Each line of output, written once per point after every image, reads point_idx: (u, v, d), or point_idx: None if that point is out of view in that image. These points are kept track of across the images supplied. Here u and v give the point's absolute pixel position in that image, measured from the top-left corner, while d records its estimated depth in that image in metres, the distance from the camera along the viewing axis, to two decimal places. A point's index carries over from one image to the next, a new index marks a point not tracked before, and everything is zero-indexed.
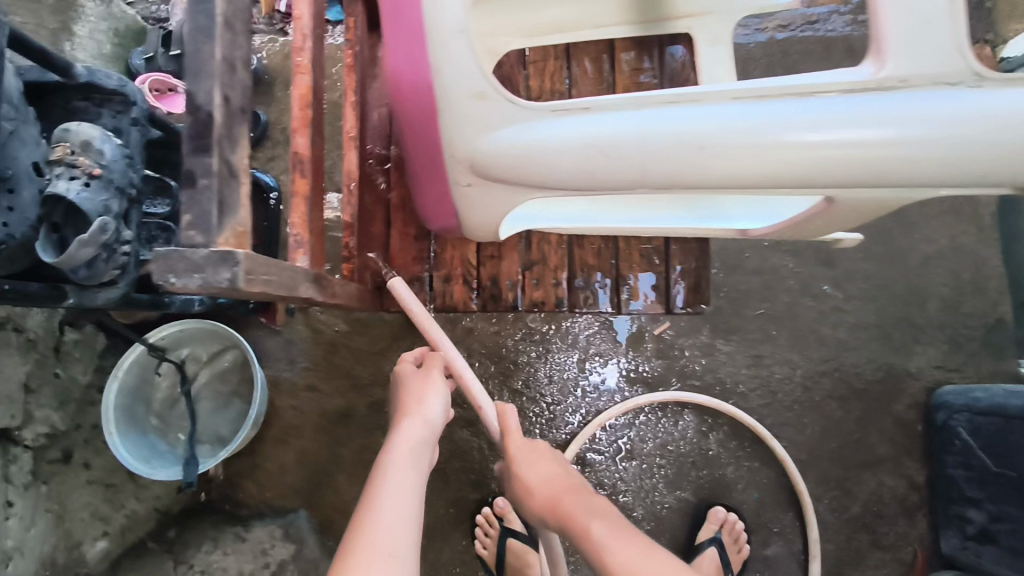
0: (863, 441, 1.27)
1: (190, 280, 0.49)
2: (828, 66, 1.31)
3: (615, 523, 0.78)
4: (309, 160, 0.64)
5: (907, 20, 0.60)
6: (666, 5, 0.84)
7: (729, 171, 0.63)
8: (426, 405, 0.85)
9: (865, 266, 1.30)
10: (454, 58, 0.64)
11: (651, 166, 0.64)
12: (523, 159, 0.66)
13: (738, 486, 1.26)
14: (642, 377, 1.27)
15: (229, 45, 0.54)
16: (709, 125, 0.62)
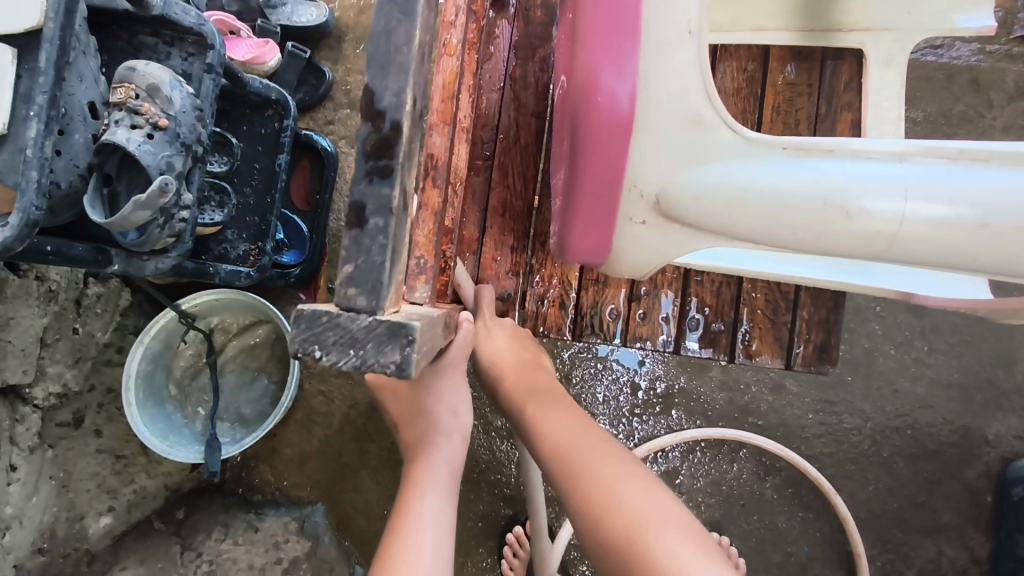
0: (928, 505, 1.18)
1: (344, 359, 0.39)
2: (948, 97, 1.23)
3: (565, 408, 0.63)
4: (444, 166, 0.52)
5: None
6: (838, 13, 0.73)
7: (1009, 257, 0.50)
8: (456, 414, 0.68)
9: (956, 319, 1.20)
10: (671, 64, 0.57)
11: (907, 239, 0.51)
12: (737, 203, 0.55)
13: (789, 537, 1.17)
14: (702, 409, 1.18)
15: (424, 25, 0.43)
16: (994, 193, 0.49)
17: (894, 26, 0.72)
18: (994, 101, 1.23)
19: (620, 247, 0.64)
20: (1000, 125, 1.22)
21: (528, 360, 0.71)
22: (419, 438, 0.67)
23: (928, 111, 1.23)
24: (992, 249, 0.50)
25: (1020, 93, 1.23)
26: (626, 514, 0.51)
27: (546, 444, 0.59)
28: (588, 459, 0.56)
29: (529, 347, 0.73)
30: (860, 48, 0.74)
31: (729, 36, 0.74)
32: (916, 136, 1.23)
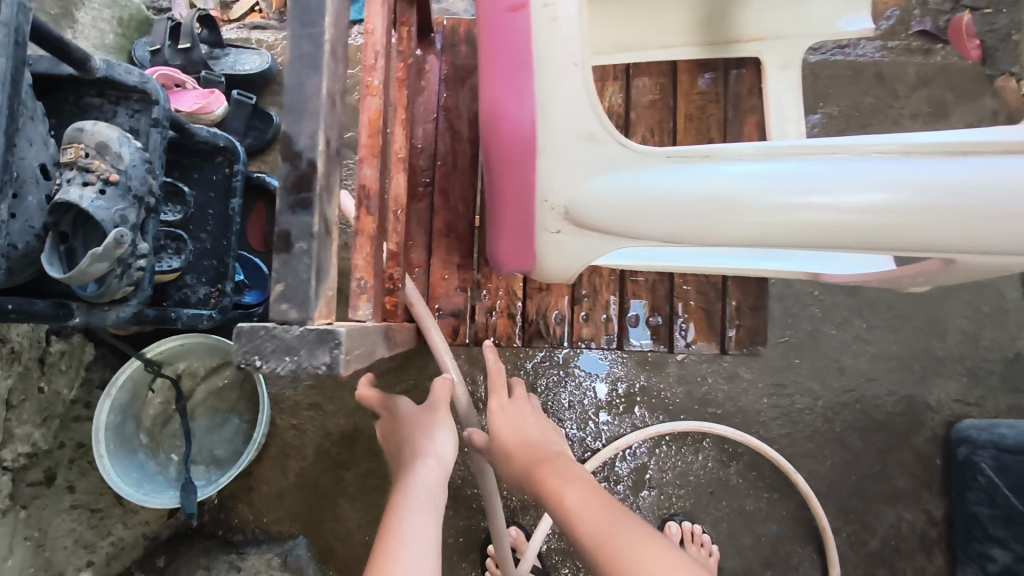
0: (883, 474, 1.25)
1: (282, 364, 0.44)
2: (858, 92, 1.35)
3: (577, 479, 0.69)
4: (377, 196, 0.57)
5: None
6: (735, 26, 0.80)
7: (866, 233, 0.57)
8: (434, 441, 0.74)
9: (887, 295, 1.29)
10: (564, 92, 0.60)
11: (775, 226, 0.58)
12: (633, 210, 0.61)
13: (758, 519, 1.22)
14: (664, 404, 1.24)
15: (332, 77, 0.48)
16: (845, 180, 0.56)
17: (786, 34, 0.80)
18: (899, 93, 1.35)
19: (541, 253, 0.70)
20: (908, 114, 1.34)
21: (538, 439, 0.78)
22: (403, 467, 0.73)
23: (842, 105, 1.34)
24: (847, 222, 0.57)
25: (921, 83, 1.35)
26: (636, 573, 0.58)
27: (564, 516, 0.66)
28: (602, 525, 0.63)
29: (539, 431, 0.80)
30: (757, 56, 0.81)
31: (638, 54, 0.81)
32: (833, 129, 1.34)
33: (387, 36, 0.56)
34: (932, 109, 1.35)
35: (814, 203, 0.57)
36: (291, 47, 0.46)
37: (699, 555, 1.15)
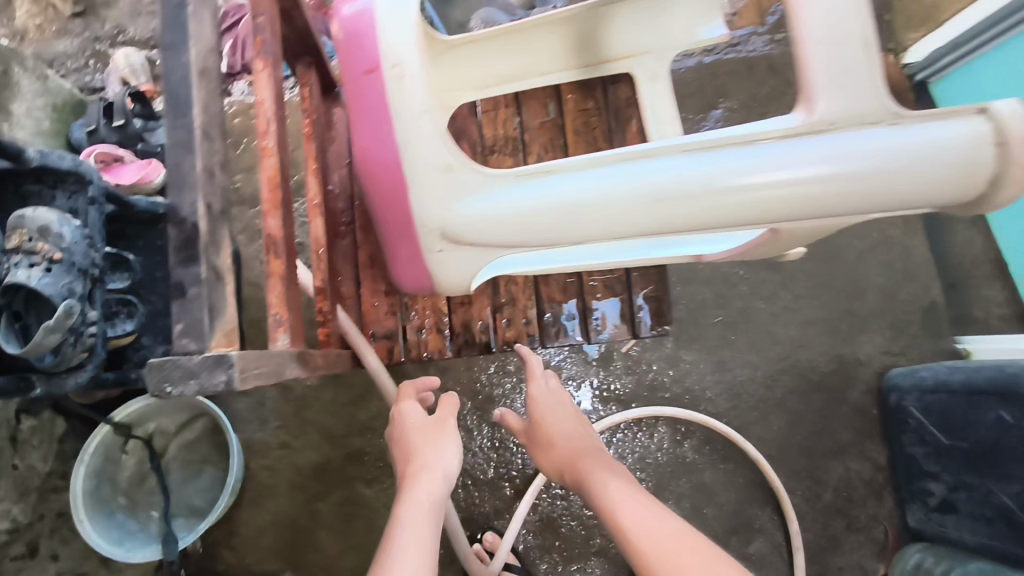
0: (826, 430, 1.35)
1: (188, 387, 0.50)
2: (754, 83, 1.46)
3: (614, 471, 0.80)
4: (284, 242, 0.64)
5: (829, 67, 0.62)
6: (605, 47, 0.86)
7: (687, 218, 0.65)
8: (441, 455, 0.80)
9: (807, 265, 1.39)
10: (418, 133, 0.66)
11: (611, 224, 0.66)
12: (493, 226, 0.68)
13: (718, 490, 1.30)
14: (615, 395, 1.32)
15: (205, 153, 0.58)
16: (662, 178, 0.64)
17: (651, 49, 0.87)
18: (792, 79, 1.46)
19: (436, 274, 0.76)
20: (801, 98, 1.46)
21: (578, 435, 0.90)
22: (408, 480, 0.78)
23: (741, 98, 1.45)
24: (673, 212, 0.65)
25: None
26: (652, 545, 0.67)
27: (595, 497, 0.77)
28: (627, 506, 0.73)
29: (578, 427, 0.91)
30: (629, 71, 0.88)
31: (522, 84, 0.87)
32: (737, 121, 1.44)
33: (275, 103, 0.65)
34: None
35: (641, 200, 0.65)
36: (169, 135, 0.56)
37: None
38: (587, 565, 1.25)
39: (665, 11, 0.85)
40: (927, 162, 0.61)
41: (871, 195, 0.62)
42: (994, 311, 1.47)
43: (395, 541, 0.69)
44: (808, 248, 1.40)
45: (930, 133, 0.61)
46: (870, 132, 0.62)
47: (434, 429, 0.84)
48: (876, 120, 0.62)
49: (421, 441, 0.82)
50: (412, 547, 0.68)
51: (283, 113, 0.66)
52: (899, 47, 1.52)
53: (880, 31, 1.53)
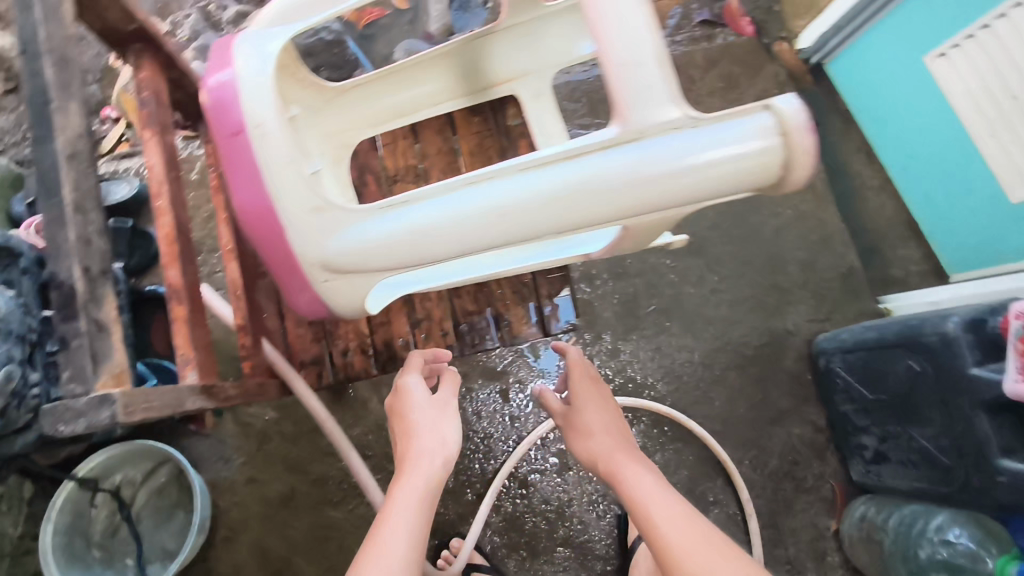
0: (766, 400, 1.42)
1: (80, 425, 0.65)
2: None
3: (642, 468, 0.88)
4: (185, 290, 0.87)
5: (631, 83, 0.67)
6: (487, 73, 0.93)
7: (527, 230, 0.72)
8: (445, 437, 0.90)
9: (730, 247, 1.47)
10: (285, 184, 0.76)
11: (462, 242, 0.73)
12: (362, 254, 0.77)
13: (669, 469, 1.38)
14: None
15: (78, 225, 0.75)
16: (498, 197, 0.71)
17: (531, 70, 0.94)
18: (694, 77, 1.57)
19: (333, 301, 0.85)
20: (705, 92, 1.56)
21: (612, 429, 0.99)
22: (410, 458, 0.87)
23: None
24: (515, 225, 0.71)
25: (710, 65, 1.58)
26: (677, 538, 0.75)
27: (629, 494, 0.85)
28: (656, 501, 0.81)
29: (612, 422, 1.01)
30: (513, 92, 0.96)
31: (414, 116, 0.95)
32: None
33: (164, 172, 0.88)
34: (724, 83, 1.57)
35: (488, 218, 0.72)
36: (45, 218, 0.74)
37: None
38: (554, 556, 1.32)
39: (541, 38, 0.92)
40: (724, 158, 0.66)
41: (685, 192, 0.68)
42: (912, 268, 1.57)
43: (394, 513, 0.80)
44: (729, 231, 1.49)
45: (725, 131, 0.66)
46: (674, 136, 0.67)
47: (440, 418, 0.93)
48: (674, 125, 0.67)
49: (426, 425, 0.91)
50: (412, 524, 0.79)
51: (173, 170, 0.90)
52: (791, 35, 1.63)
53: (772, 21, 1.64)
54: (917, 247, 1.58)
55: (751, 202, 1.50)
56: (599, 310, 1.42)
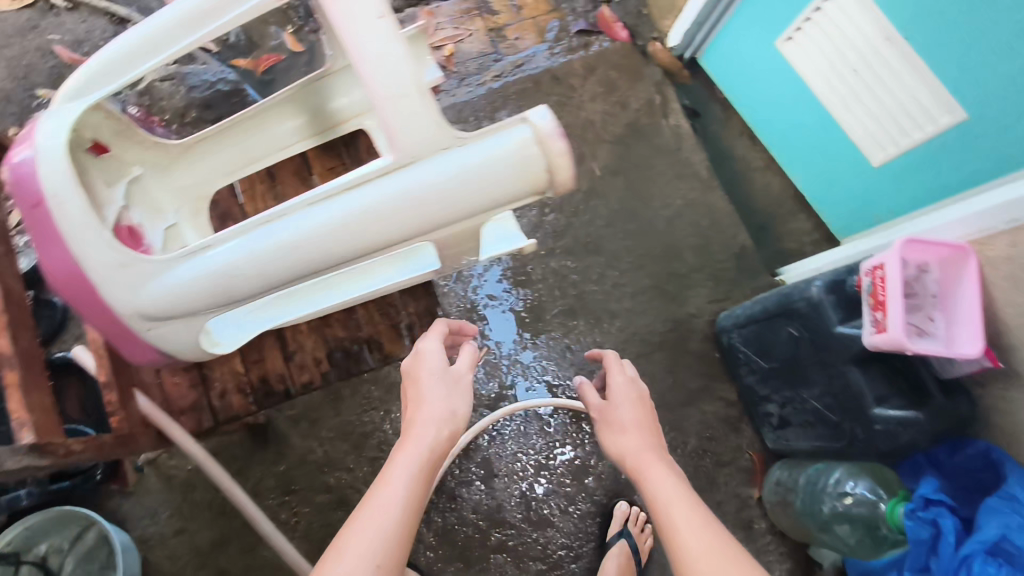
0: (677, 382, 1.48)
1: None
2: (542, 95, 1.63)
3: (667, 472, 0.92)
4: (15, 355, 0.89)
5: (395, 115, 0.68)
6: (330, 114, 0.98)
7: (323, 258, 0.75)
8: (455, 411, 0.93)
9: (625, 242, 1.54)
10: (90, 244, 0.79)
11: (267, 276, 0.77)
12: (178, 299, 0.80)
13: (592, 462, 1.43)
14: (482, 401, 1.42)
15: None
16: (292, 231, 0.74)
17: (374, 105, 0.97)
18: (574, 85, 1.63)
19: (166, 347, 0.88)
20: (586, 98, 1.62)
21: (644, 429, 1.04)
22: (411, 428, 0.90)
23: (535, 111, 1.61)
24: (304, 254, 0.75)
25: (589, 71, 1.65)
26: (693, 537, 0.79)
27: (651, 495, 0.89)
28: (679, 507, 0.84)
29: (645, 420, 1.06)
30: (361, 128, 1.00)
31: (265, 161, 1.00)
32: None
33: None
34: (604, 87, 1.64)
35: (279, 251, 0.75)
36: None
37: (637, 539, 1.36)
38: (490, 562, 1.35)
39: None
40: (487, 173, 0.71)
41: (458, 206, 0.73)
42: (805, 239, 1.66)
43: (390, 480, 0.83)
44: (623, 227, 1.55)
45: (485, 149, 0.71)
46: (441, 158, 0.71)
47: (453, 394, 0.96)
48: (443, 146, 0.71)
49: (438, 397, 0.93)
50: (411, 488, 0.82)
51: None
52: (662, 34, 1.71)
53: (642, 24, 1.72)
54: (807, 218, 1.67)
55: (641, 196, 1.57)
56: (507, 318, 1.47)
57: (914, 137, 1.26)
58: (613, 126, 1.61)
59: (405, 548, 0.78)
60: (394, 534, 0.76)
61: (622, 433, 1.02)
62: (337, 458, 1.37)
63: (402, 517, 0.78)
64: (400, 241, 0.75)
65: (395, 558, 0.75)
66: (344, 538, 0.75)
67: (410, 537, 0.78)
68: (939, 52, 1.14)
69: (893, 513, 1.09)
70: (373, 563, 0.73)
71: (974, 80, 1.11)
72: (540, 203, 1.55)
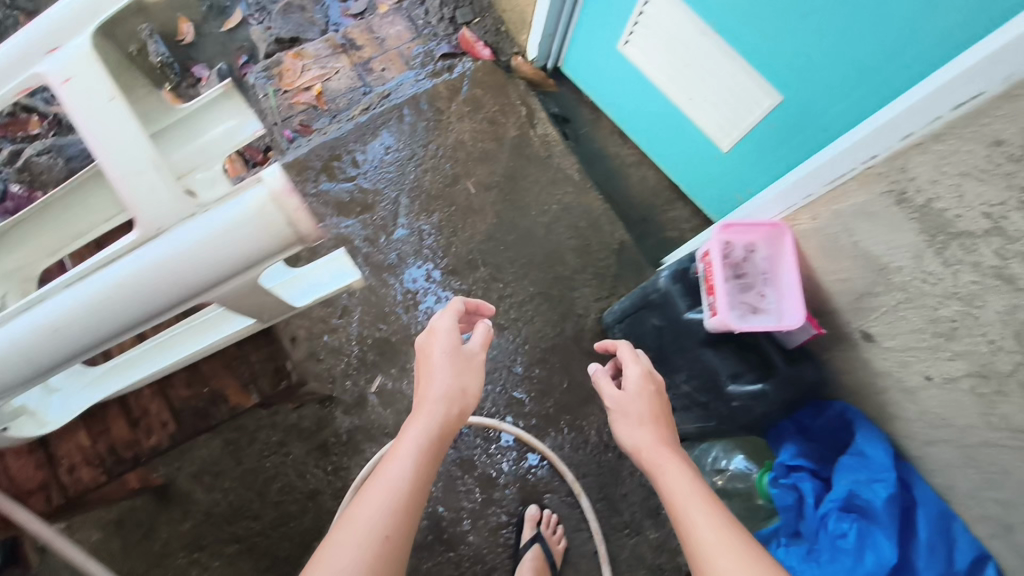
0: (573, 383, 1.52)
1: None
2: (412, 120, 1.66)
3: (683, 470, 0.95)
4: None
5: (130, 188, 0.63)
6: None
7: (83, 341, 0.68)
8: (465, 388, 1.01)
9: (507, 254, 1.58)
10: None
11: (27, 368, 0.69)
12: None
13: (498, 473, 1.46)
14: (382, 430, 1.44)
15: None
16: (40, 318, 0.67)
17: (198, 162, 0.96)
18: (441, 107, 1.67)
19: None
20: (454, 118, 1.66)
21: (659, 423, 1.05)
22: (420, 403, 0.98)
23: (405, 138, 1.64)
24: (64, 340, 0.68)
25: (454, 92, 1.68)
26: (709, 537, 0.81)
27: (666, 489, 0.92)
28: (693, 503, 0.87)
29: (660, 412, 1.07)
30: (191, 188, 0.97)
31: (94, 232, 0.97)
32: (409, 157, 1.63)
33: None
34: (470, 106, 1.68)
35: (31, 342, 0.67)
36: None
37: (549, 541, 1.39)
38: None
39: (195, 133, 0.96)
40: (238, 235, 0.64)
41: (214, 272, 0.65)
42: (684, 226, 1.72)
43: (399, 453, 0.90)
44: (504, 239, 1.59)
45: (230, 210, 0.63)
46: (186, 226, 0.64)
47: (464, 372, 1.02)
48: (189, 214, 0.65)
49: (451, 376, 1.00)
50: (419, 458, 0.91)
51: None
52: (522, 48, 1.76)
53: (502, 41, 1.77)
54: (684, 206, 1.73)
55: (518, 207, 1.62)
56: (397, 345, 1.49)
57: (748, 120, 1.33)
58: (482, 143, 1.65)
59: (412, 513, 0.85)
60: (402, 502, 0.85)
61: (636, 426, 1.04)
62: (242, 507, 1.39)
63: (409, 487, 0.86)
64: (164, 310, 0.68)
65: (402, 524, 0.83)
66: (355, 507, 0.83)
67: (418, 501, 0.87)
68: (747, 42, 1.19)
69: (762, 481, 1.17)
70: (380, 528, 0.81)
71: (782, 63, 1.17)
72: (420, 227, 1.58)
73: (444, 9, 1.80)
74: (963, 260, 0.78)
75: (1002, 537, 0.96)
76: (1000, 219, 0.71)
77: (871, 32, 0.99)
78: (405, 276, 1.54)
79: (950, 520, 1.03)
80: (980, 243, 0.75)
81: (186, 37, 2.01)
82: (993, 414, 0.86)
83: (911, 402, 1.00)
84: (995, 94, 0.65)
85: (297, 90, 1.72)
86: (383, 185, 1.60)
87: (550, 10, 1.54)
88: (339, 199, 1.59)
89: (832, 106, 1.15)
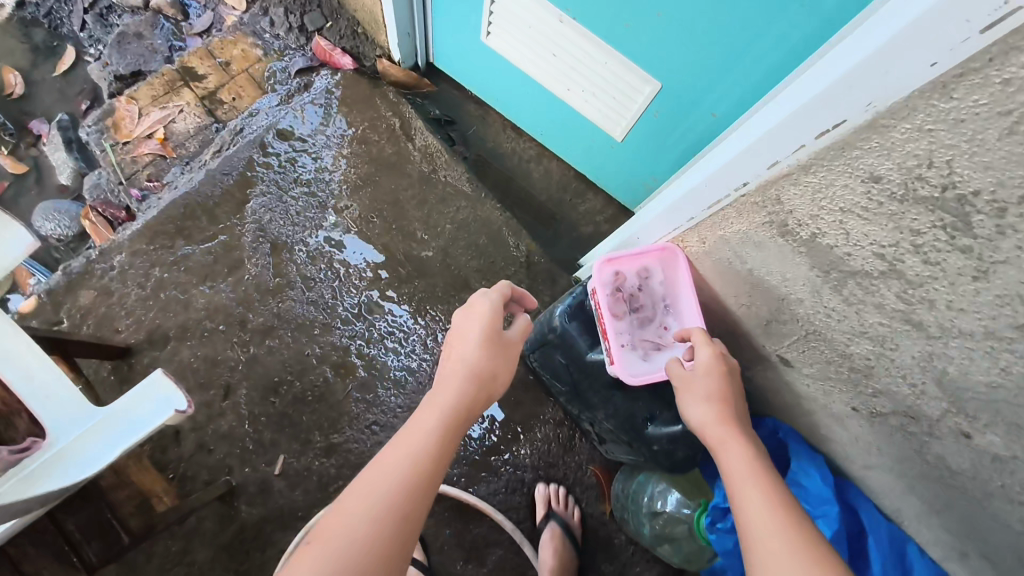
0: (498, 420, 1.37)
1: None
2: (270, 152, 1.44)
3: (754, 454, 0.73)
4: None
5: None
6: None
7: None
8: (494, 372, 0.87)
9: (404, 289, 1.41)
10: None
11: None
12: None
13: (432, 535, 1.31)
14: (294, 513, 1.27)
15: None
16: None
17: None
18: (303, 133, 1.46)
19: None
20: (320, 144, 1.46)
21: (729, 397, 0.81)
22: (448, 376, 0.84)
23: (267, 177, 1.43)
24: None
25: (315, 113, 1.48)
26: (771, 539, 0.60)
27: (731, 475, 0.70)
28: (758, 492, 0.66)
29: (732, 391, 0.81)
30: None
31: None
32: (275, 198, 1.42)
33: None
34: (336, 126, 1.48)
35: None
36: None
37: None
38: None
39: None
40: None
41: None
42: (597, 218, 1.57)
43: (421, 432, 0.77)
44: (398, 272, 1.42)
45: None
46: None
47: (498, 356, 0.88)
48: None
49: (484, 355, 0.86)
50: (445, 432, 0.77)
51: None
52: (385, 50, 1.57)
53: (361, 45, 1.58)
54: (595, 196, 1.57)
55: (407, 233, 1.44)
56: (296, 417, 1.32)
57: (632, 110, 1.15)
58: (356, 168, 1.46)
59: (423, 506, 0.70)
60: (420, 478, 0.71)
61: (700, 399, 0.80)
62: None
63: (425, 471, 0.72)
64: None
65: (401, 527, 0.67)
66: (361, 483, 0.70)
67: (437, 479, 0.73)
68: (607, 25, 1.01)
69: (699, 524, 1.01)
70: (384, 514, 0.67)
71: (650, 48, 0.99)
72: (301, 275, 1.39)
73: (291, 17, 1.60)
74: (865, 300, 0.63)
75: (959, 562, 0.84)
76: (895, 262, 0.56)
77: (736, 13, 0.82)
78: (290, 337, 1.35)
79: (903, 543, 0.91)
80: (879, 285, 0.60)
81: (15, 90, 1.76)
82: (927, 453, 0.73)
83: (842, 428, 0.87)
84: (861, 123, 0.52)
85: (138, 139, 1.52)
86: (250, 235, 1.40)
87: (397, 7, 1.34)
88: (202, 263, 1.37)
89: (715, 87, 0.97)
